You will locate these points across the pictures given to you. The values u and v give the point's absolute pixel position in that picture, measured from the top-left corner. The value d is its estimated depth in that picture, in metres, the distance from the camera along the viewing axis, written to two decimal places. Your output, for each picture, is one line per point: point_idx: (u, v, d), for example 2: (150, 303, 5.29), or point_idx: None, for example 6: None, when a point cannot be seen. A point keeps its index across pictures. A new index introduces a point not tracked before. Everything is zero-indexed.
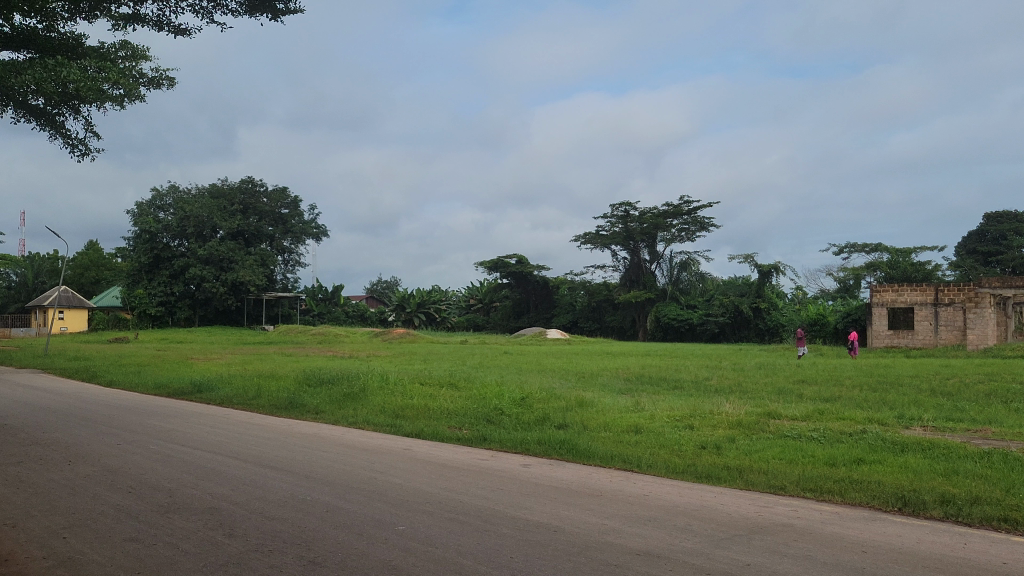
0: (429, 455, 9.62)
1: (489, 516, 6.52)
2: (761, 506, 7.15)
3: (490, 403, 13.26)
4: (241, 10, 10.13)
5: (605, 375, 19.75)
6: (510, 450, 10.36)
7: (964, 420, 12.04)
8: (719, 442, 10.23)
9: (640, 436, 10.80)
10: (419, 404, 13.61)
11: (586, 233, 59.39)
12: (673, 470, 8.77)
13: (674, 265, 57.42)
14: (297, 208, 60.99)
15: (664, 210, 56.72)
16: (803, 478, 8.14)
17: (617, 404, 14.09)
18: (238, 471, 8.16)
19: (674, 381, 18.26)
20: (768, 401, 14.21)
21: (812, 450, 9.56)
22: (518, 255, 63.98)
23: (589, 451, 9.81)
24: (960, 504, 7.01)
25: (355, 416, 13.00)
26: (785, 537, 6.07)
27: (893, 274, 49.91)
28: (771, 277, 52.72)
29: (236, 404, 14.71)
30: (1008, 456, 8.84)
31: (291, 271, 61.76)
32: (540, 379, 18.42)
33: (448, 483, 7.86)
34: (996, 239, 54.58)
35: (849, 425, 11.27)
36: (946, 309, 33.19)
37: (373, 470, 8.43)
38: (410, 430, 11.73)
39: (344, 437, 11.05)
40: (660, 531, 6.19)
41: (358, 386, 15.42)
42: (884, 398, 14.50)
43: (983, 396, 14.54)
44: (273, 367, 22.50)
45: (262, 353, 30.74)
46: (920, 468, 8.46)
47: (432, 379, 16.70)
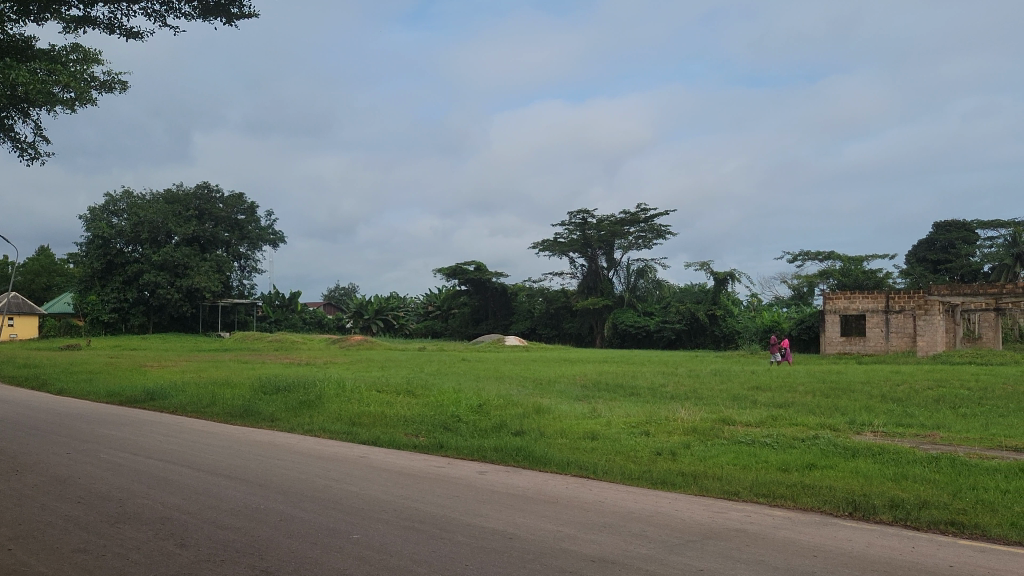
0: (384, 463, 9.58)
1: (444, 524, 6.52)
2: (714, 512, 7.22)
3: (447, 410, 13.23)
4: (194, 14, 10.04)
5: (562, 382, 19.82)
6: (466, 456, 10.36)
7: (913, 425, 12.25)
8: (675, 448, 10.31)
9: (596, 443, 10.86)
10: (376, 411, 13.57)
11: (543, 240, 59.44)
12: (628, 476, 8.83)
13: (631, 272, 57.79)
14: (253, 213, 60.35)
15: (622, 218, 57.01)
16: (756, 483, 8.22)
17: (574, 410, 14.13)
18: (192, 480, 8.06)
19: (631, 387, 18.33)
20: (722, 407, 14.36)
21: (766, 455, 9.67)
22: (477, 262, 63.84)
23: (546, 458, 9.83)
24: (908, 507, 7.13)
25: (310, 423, 12.91)
26: (738, 542, 6.13)
27: (846, 282, 50.68)
28: (727, 283, 53.21)
29: (190, 411, 14.55)
30: (955, 461, 9.01)
31: (248, 277, 61.18)
32: (497, 386, 18.40)
33: (404, 490, 7.83)
34: (945, 247, 55.48)
35: (802, 431, 11.41)
36: (897, 316, 33.91)
37: (328, 478, 8.37)
38: (366, 437, 11.67)
39: (300, 444, 10.98)
40: (615, 536, 6.22)
41: (315, 393, 15.32)
42: (836, 404, 14.71)
43: (930, 402, 14.79)
44: (227, 373, 22.28)
45: (218, 360, 30.40)
46: (870, 472, 8.61)
47: (388, 386, 16.62)
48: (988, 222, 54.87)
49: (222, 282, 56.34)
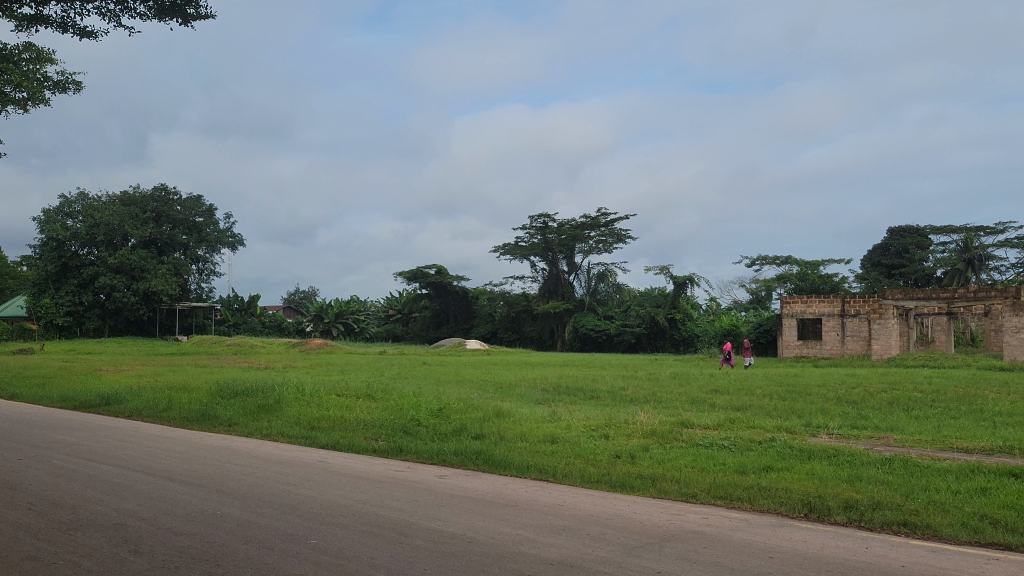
0: (344, 467, 9.52)
1: (403, 528, 6.50)
2: (672, 514, 7.27)
3: (407, 414, 13.17)
4: (149, 14, 9.95)
5: (523, 386, 19.79)
6: (427, 461, 10.33)
7: (868, 428, 12.40)
8: (634, 452, 10.36)
9: (556, 446, 10.89)
10: (335, 415, 13.47)
11: (504, 244, 59.47)
12: (588, 479, 8.86)
13: (592, 276, 58.05)
14: (211, 216, 59.67)
15: (582, 222, 57.20)
16: (714, 485, 8.29)
17: (533, 414, 14.12)
18: (147, 486, 7.95)
19: (591, 390, 18.38)
20: (681, 410, 14.44)
21: (724, 458, 9.75)
22: (437, 265, 63.61)
23: (505, 461, 9.83)
24: (863, 509, 7.22)
25: (269, 428, 12.80)
26: (694, 544, 6.17)
27: (803, 286, 51.35)
28: (686, 287, 53.56)
29: (146, 416, 14.34)
30: (908, 463, 9.14)
31: (206, 280, 60.53)
32: (457, 390, 18.34)
33: (362, 495, 7.80)
34: (899, 252, 56.35)
35: (758, 433, 11.53)
36: (853, 319, 34.36)
37: (286, 483, 8.30)
38: (326, 441, 11.59)
39: (259, 449, 10.86)
40: (575, 540, 6.23)
41: (273, 397, 15.18)
42: (793, 407, 14.88)
43: (885, 405, 15.00)
44: (183, 377, 22.03)
45: (175, 364, 30.04)
46: (825, 474, 8.72)
47: (348, 389, 16.52)
48: (941, 227, 55.86)
49: (179, 285, 55.67)
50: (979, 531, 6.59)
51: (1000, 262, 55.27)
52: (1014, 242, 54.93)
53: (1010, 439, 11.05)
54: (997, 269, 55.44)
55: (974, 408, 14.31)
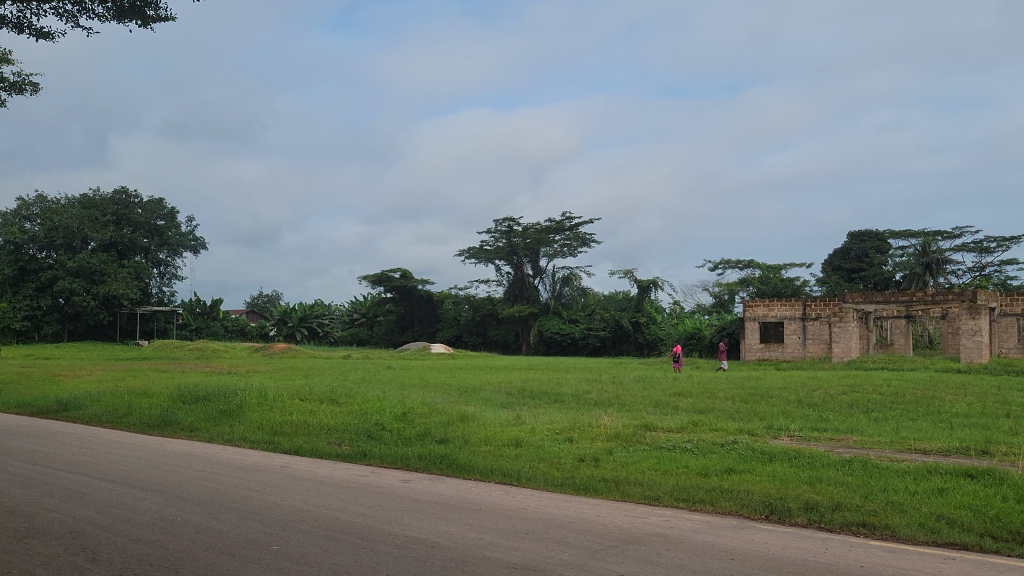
0: (306, 472, 9.46)
1: (366, 533, 6.46)
2: (636, 516, 7.30)
3: (371, 418, 13.11)
4: (108, 16, 9.84)
5: (488, 389, 19.77)
6: (391, 465, 10.29)
7: (828, 430, 12.56)
8: (598, 455, 10.39)
9: (520, 450, 10.90)
10: (299, 420, 13.37)
11: (469, 247, 59.42)
12: (552, 483, 8.87)
13: (557, 279, 58.22)
14: (173, 219, 59.06)
15: (547, 225, 57.39)
16: (676, 488, 8.34)
17: (498, 417, 14.10)
18: (105, 492, 7.85)
19: (554, 394, 18.45)
20: (645, 413, 14.51)
21: (687, 461, 9.81)
22: (402, 269, 63.40)
23: (469, 465, 9.82)
24: (823, 510, 7.31)
25: (231, 433, 12.68)
26: (657, 547, 6.20)
27: (765, 290, 51.90)
28: (650, 291, 53.85)
29: (106, 422, 14.15)
30: (867, 464, 9.27)
31: (167, 284, 59.86)
32: (422, 394, 18.26)
33: (326, 500, 7.75)
34: (859, 256, 57.11)
35: (721, 436, 11.64)
36: (814, 323, 34.70)
37: (248, 488, 8.23)
38: (288, 447, 11.52)
39: (220, 455, 10.75)
40: (538, 544, 6.23)
41: (236, 402, 15.05)
42: (756, 409, 15.01)
43: (845, 407, 15.18)
44: (143, 382, 21.72)
45: (136, 369, 29.63)
46: (787, 476, 8.80)
47: (312, 394, 16.38)
48: (899, 232, 56.67)
49: (140, 289, 55.01)
50: (936, 531, 6.69)
51: (957, 266, 56.21)
52: (970, 246, 55.88)
53: (966, 440, 11.25)
54: (954, 272, 56.38)
55: (932, 410, 14.50)
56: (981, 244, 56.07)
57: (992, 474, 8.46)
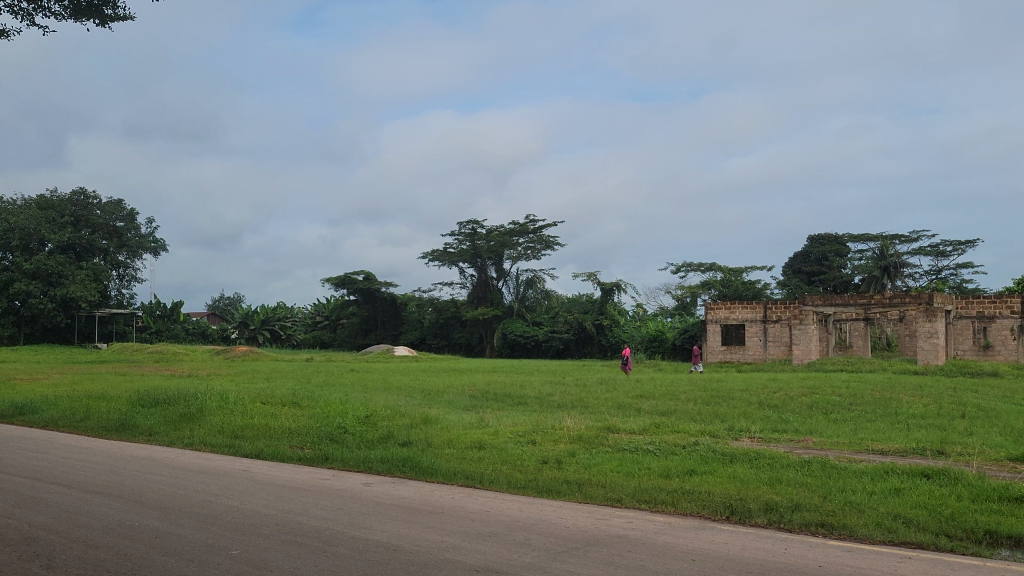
0: (267, 476, 9.37)
1: (327, 537, 6.42)
2: (598, 519, 7.31)
3: (333, 421, 13.05)
4: (65, 14, 9.70)
5: (451, 392, 19.78)
6: (353, 468, 10.24)
7: (789, 431, 12.70)
8: (560, 457, 10.41)
9: (483, 453, 10.88)
10: (260, 423, 13.27)
11: (432, 250, 59.30)
12: (515, 485, 8.87)
13: (521, 282, 58.29)
14: (133, 221, 58.35)
15: (510, 228, 57.46)
16: (638, 490, 8.37)
17: (461, 420, 14.09)
18: (61, 498, 7.73)
19: (518, 396, 18.46)
20: (607, 416, 14.56)
21: (648, 463, 9.84)
22: (365, 271, 63.12)
23: (432, 468, 9.81)
24: (782, 511, 7.38)
25: (191, 437, 12.56)
26: (618, 548, 6.22)
27: (726, 292, 52.37)
28: (613, 293, 54.09)
29: (62, 426, 13.95)
30: (826, 465, 9.38)
31: (127, 286, 59.14)
32: (386, 397, 18.20)
33: (287, 504, 7.69)
34: (818, 259, 57.80)
35: (683, 438, 11.72)
36: (775, 325, 35.18)
37: (209, 492, 8.14)
38: (249, 450, 11.42)
39: (180, 459, 10.63)
40: (500, 546, 6.23)
41: (196, 405, 14.88)
42: (717, 411, 15.13)
43: (805, 408, 15.33)
44: (102, 386, 21.41)
45: (95, 372, 29.27)
46: (747, 477, 8.86)
47: (274, 397, 16.24)
48: (858, 235, 57.39)
49: (99, 291, 54.29)
50: (892, 530, 6.79)
51: (915, 269, 57.03)
52: (926, 249, 56.73)
53: (922, 440, 11.45)
54: (912, 275, 57.21)
55: (889, 411, 14.71)
56: (938, 247, 56.98)
57: (947, 474, 8.60)
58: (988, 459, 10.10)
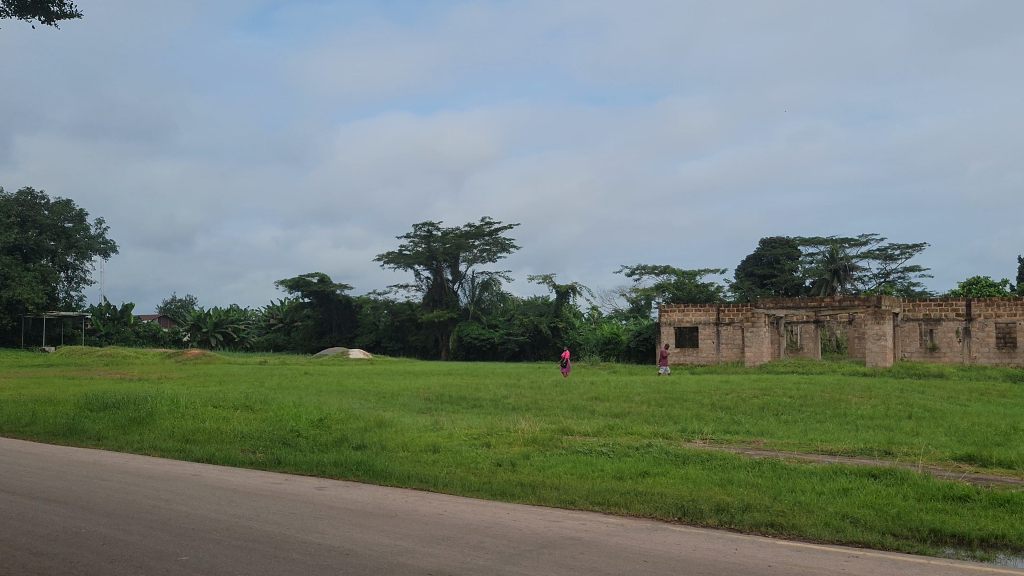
0: (218, 480, 9.28)
1: (279, 542, 6.37)
2: (551, 521, 7.33)
3: (286, 425, 12.92)
4: (7, 12, 9.52)
5: (406, 395, 19.68)
6: (306, 472, 10.16)
7: (739, 433, 12.83)
8: (515, 459, 10.42)
9: (438, 456, 10.86)
10: (212, 428, 13.09)
11: (387, 252, 58.98)
12: (469, 488, 8.86)
13: (476, 284, 58.25)
14: (82, 222, 57.35)
15: (466, 231, 57.41)
16: (592, 491, 8.42)
17: (416, 423, 14.04)
18: (5, 504, 7.56)
19: (473, 398, 18.46)
20: (561, 418, 14.60)
21: (602, 465, 9.88)
22: (320, 272, 62.62)
23: (386, 471, 9.77)
24: (733, 511, 7.47)
25: (140, 441, 12.38)
26: (571, 550, 6.23)
27: (680, 295, 52.85)
28: (569, 296, 54.30)
29: (7, 432, 13.67)
30: (777, 465, 9.51)
31: (76, 288, 58.14)
32: (340, 400, 18.08)
33: (238, 509, 7.60)
34: (770, 262, 58.47)
35: (636, 439, 11.81)
36: (728, 327, 35.56)
37: (157, 498, 8.01)
38: (200, 454, 11.29)
39: (130, 464, 10.46)
40: (453, 549, 6.22)
41: (146, 409, 14.65)
42: (670, 413, 15.25)
43: (757, 410, 15.48)
44: (48, 390, 21.01)
45: (41, 376, 28.66)
46: (699, 478, 8.97)
47: (225, 401, 16.03)
48: (809, 239, 58.19)
49: (46, 293, 53.28)
50: (840, 529, 6.90)
51: (864, 273, 57.88)
52: (875, 253, 57.67)
53: (870, 440, 11.66)
54: (861, 278, 58.09)
55: (839, 412, 14.99)
56: (886, 251, 57.90)
57: (894, 474, 8.74)
58: (934, 459, 10.30)
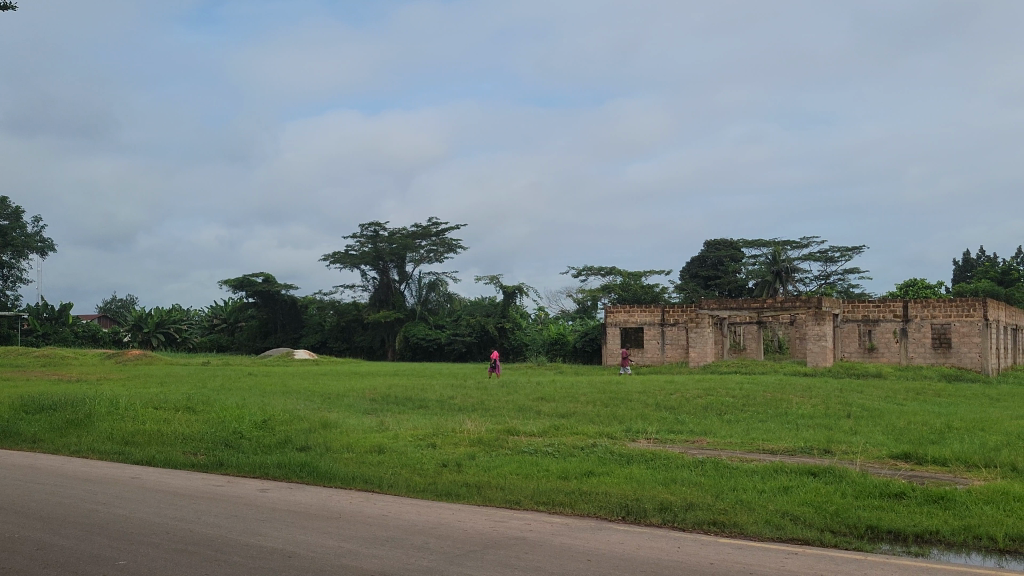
0: (160, 483, 9.11)
1: (220, 545, 6.28)
2: (497, 521, 7.34)
3: (229, 427, 12.74)
4: None
5: (351, 396, 19.52)
6: (249, 474, 10.04)
7: (683, 432, 12.92)
8: (460, 460, 10.40)
9: (384, 457, 10.78)
10: (152, 429, 12.86)
11: (333, 252, 58.47)
12: (414, 489, 8.82)
13: (423, 285, 58.03)
14: (18, 220, 56.06)
15: (412, 231, 57.26)
16: (537, 492, 8.43)
17: (361, 424, 13.94)
18: None
19: (419, 399, 18.41)
20: (507, 418, 14.56)
21: (547, 465, 9.91)
22: (265, 272, 61.91)
23: (330, 472, 9.68)
24: (676, 510, 7.52)
25: (78, 444, 12.13)
26: (515, 550, 6.24)
27: (626, 295, 53.16)
28: (516, 296, 54.35)
29: None
30: (719, 464, 9.60)
31: (12, 287, 56.82)
32: (283, 402, 17.91)
33: (178, 512, 7.48)
34: (714, 264, 59.05)
35: (581, 439, 11.84)
36: (672, 329, 35.91)
37: (95, 501, 7.85)
38: (140, 456, 11.11)
39: (66, 467, 10.23)
40: (398, 551, 6.19)
41: (84, 411, 14.37)
42: (615, 413, 15.34)
43: (700, 410, 15.60)
44: None
45: None
46: (642, 477, 9.03)
47: (166, 403, 15.75)
48: (752, 241, 58.96)
49: None
50: (781, 527, 6.99)
51: (805, 274, 58.84)
52: (816, 255, 58.63)
53: (810, 440, 11.81)
54: (802, 280, 59.02)
55: (780, 411, 15.20)
56: (826, 254, 58.84)
57: (832, 473, 8.88)
58: (871, 459, 10.43)
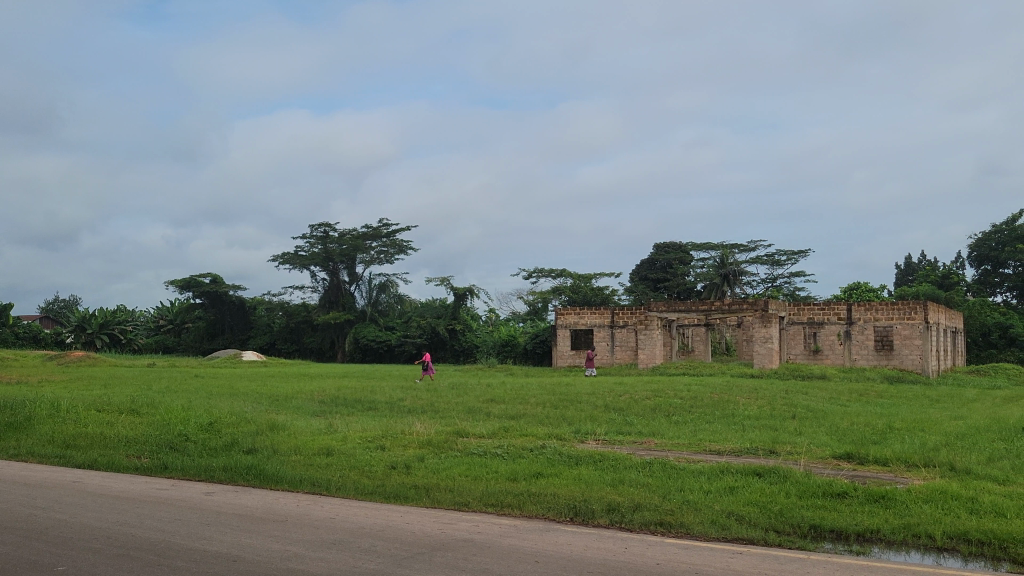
0: (102, 487, 8.94)
1: (163, 550, 6.18)
2: (444, 523, 7.32)
3: (174, 429, 12.57)
4: None
5: (300, 397, 19.42)
6: (193, 478, 9.88)
7: (631, 433, 13.08)
8: (409, 462, 10.37)
9: (331, 459, 10.71)
10: (94, 432, 12.62)
11: (282, 252, 57.84)
12: (363, 492, 8.77)
13: (373, 286, 57.69)
14: None
15: (363, 232, 56.95)
16: (486, 494, 8.41)
17: (309, 426, 13.84)
18: None
19: (368, 401, 18.37)
20: (457, 420, 14.57)
21: (495, 466, 9.92)
22: (213, 273, 61.11)
23: (277, 475, 9.57)
24: (623, 511, 7.59)
25: (18, 447, 11.88)
26: (462, 552, 6.24)
27: (577, 298, 53.41)
28: (466, 298, 54.24)
29: None
30: (666, 465, 9.71)
31: None
32: (230, 403, 17.79)
33: (121, 516, 7.36)
34: (663, 266, 59.57)
35: (529, 441, 11.89)
36: (621, 330, 36.19)
37: (34, 507, 7.68)
38: (83, 460, 10.89)
39: (3, 471, 9.98)
40: (343, 553, 6.16)
41: (25, 412, 14.07)
42: (564, 414, 15.44)
43: (649, 411, 15.79)
44: None
45: None
46: (591, 478, 9.10)
47: (109, 405, 15.50)
48: (701, 244, 59.59)
49: None
50: (726, 527, 7.06)
51: (752, 278, 59.66)
52: (763, 258, 59.44)
53: (755, 440, 12.00)
54: (749, 282, 59.80)
55: (727, 412, 15.47)
56: (773, 256, 59.64)
57: (777, 473, 9.01)
58: (815, 458, 10.62)
